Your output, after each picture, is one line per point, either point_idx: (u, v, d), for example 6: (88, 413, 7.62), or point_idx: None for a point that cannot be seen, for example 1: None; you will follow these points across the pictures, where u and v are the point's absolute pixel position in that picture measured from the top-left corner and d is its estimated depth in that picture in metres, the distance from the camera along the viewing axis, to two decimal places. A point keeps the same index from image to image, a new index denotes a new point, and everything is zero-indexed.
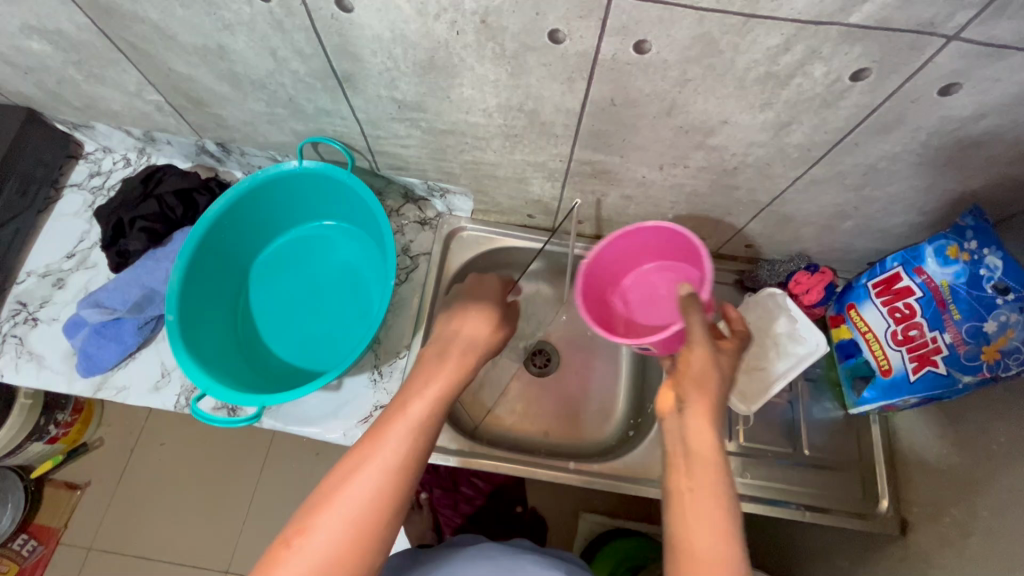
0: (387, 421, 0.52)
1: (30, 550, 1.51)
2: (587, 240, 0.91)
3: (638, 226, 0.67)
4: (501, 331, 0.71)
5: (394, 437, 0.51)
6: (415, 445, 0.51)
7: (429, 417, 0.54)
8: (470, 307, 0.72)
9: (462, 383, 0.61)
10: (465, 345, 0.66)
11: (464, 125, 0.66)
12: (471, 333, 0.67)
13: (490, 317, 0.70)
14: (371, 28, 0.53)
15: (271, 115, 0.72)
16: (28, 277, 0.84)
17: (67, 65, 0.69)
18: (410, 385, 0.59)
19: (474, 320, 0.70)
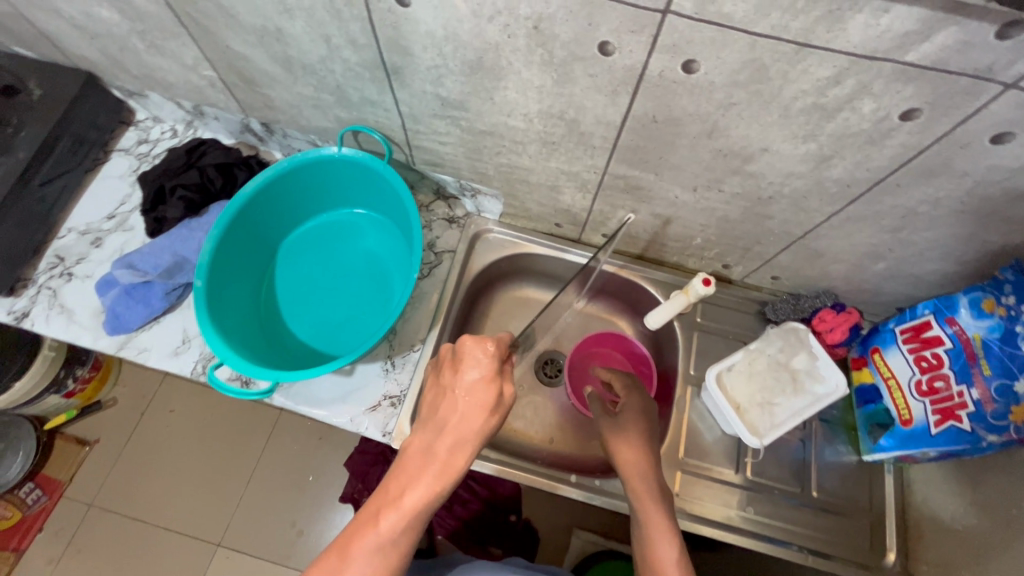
0: (358, 540, 0.56)
1: (35, 499, 1.57)
2: (625, 258, 0.92)
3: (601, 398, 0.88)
4: (503, 410, 0.63)
5: (362, 558, 0.55)
6: (379, 565, 0.55)
7: (402, 529, 0.57)
8: (461, 385, 0.62)
9: (451, 483, 0.59)
10: (453, 441, 0.60)
11: (504, 128, 0.67)
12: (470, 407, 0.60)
13: (482, 404, 0.60)
14: (426, 24, 0.54)
15: (317, 100, 0.74)
16: (69, 233, 0.87)
17: (130, 34, 0.72)
18: (389, 483, 0.59)
19: (467, 402, 0.61)
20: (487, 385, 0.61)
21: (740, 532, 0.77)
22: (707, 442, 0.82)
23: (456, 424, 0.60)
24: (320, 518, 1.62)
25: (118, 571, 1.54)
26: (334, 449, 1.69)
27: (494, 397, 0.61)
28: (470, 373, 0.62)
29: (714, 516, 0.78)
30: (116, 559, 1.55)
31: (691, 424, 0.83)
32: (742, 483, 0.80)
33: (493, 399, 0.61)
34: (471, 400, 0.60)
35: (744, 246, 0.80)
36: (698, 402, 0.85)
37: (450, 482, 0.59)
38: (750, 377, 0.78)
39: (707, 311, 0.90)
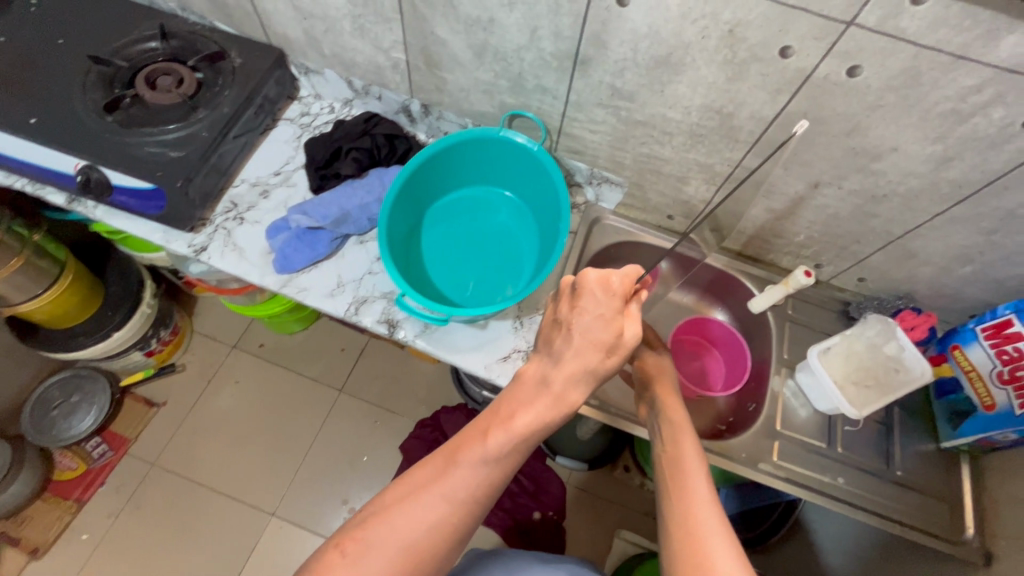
0: (467, 451, 0.58)
1: (100, 453, 1.61)
2: (729, 254, 1.02)
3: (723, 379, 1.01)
4: (623, 355, 0.61)
5: (465, 466, 0.57)
6: (484, 478, 0.57)
7: (509, 450, 0.58)
8: (578, 320, 0.60)
9: (562, 416, 0.60)
10: (570, 375, 0.59)
11: (660, 120, 0.79)
12: (587, 342, 0.59)
13: (599, 342, 0.59)
14: (634, 22, 0.67)
15: (491, 85, 0.87)
16: (241, 184, 0.98)
17: (345, 17, 0.85)
18: (501, 406, 0.61)
19: (581, 337, 0.59)
20: (607, 325, 0.59)
21: (832, 497, 0.85)
22: (800, 418, 0.91)
23: (572, 358, 0.59)
24: (371, 499, 1.65)
25: (173, 532, 1.57)
26: (388, 434, 1.73)
27: (613, 338, 0.59)
28: (589, 314, 0.60)
29: (807, 482, 0.86)
30: (172, 520, 1.58)
31: (783, 403, 0.92)
32: (834, 456, 0.88)
33: (611, 341, 0.60)
34: (588, 338, 0.59)
35: (843, 245, 0.91)
36: (792, 382, 0.94)
37: (560, 415, 0.60)
38: (845, 360, 0.88)
39: (796, 306, 1.00)
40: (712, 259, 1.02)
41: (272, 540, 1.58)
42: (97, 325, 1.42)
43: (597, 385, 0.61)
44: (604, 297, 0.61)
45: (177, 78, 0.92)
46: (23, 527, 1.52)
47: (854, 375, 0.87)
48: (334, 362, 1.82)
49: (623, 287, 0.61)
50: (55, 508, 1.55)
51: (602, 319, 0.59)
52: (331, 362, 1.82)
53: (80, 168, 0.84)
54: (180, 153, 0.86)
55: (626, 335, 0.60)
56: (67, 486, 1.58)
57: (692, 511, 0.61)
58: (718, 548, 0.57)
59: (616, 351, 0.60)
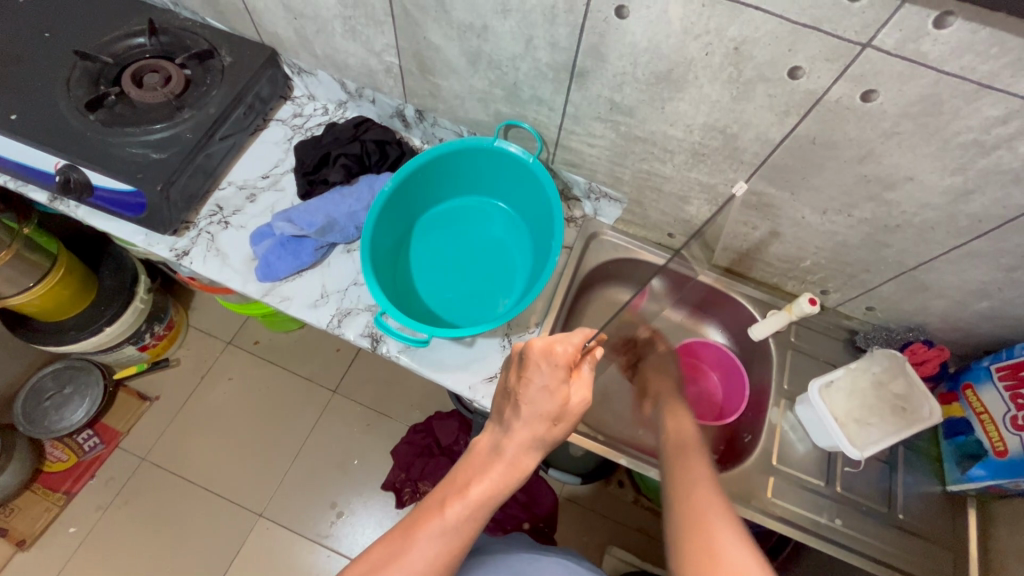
0: (424, 525, 0.62)
1: (91, 446, 1.61)
2: (718, 269, 0.98)
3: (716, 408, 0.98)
4: (571, 420, 0.65)
5: (426, 539, 0.62)
6: (441, 550, 0.61)
7: (465, 519, 0.62)
8: (524, 389, 0.65)
9: (516, 481, 0.64)
10: (521, 443, 0.64)
11: (660, 137, 0.75)
12: (533, 411, 0.63)
13: (546, 413, 0.63)
14: (633, 35, 0.63)
15: (486, 94, 0.83)
16: (228, 186, 0.95)
17: (336, 18, 0.82)
18: (461, 475, 0.66)
19: (529, 408, 0.63)
20: (553, 395, 0.63)
21: (826, 539, 0.80)
22: (797, 453, 0.87)
23: (521, 429, 0.64)
24: (360, 503, 1.63)
25: (161, 528, 1.56)
26: (380, 438, 1.71)
27: (557, 409, 0.63)
28: (534, 385, 0.64)
29: (801, 522, 0.82)
30: (161, 515, 1.58)
31: (782, 435, 0.88)
32: (832, 495, 0.84)
33: (557, 410, 0.63)
34: (535, 409, 0.63)
35: (851, 273, 0.86)
36: (791, 415, 0.90)
37: (515, 480, 0.64)
38: (849, 394, 0.83)
39: (800, 333, 0.96)
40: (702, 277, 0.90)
41: (260, 541, 1.57)
42: (89, 319, 1.41)
43: (548, 449, 0.66)
44: (550, 367, 0.64)
45: (165, 76, 0.90)
46: (12, 518, 1.52)
47: (859, 411, 0.82)
48: (329, 362, 1.80)
49: (567, 355, 0.65)
50: (43, 499, 1.54)
51: (547, 390, 0.63)
52: (326, 362, 1.80)
53: (60, 167, 0.81)
54: (162, 155, 0.84)
55: (571, 404, 0.64)
56: (57, 478, 1.57)
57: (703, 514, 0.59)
58: (733, 543, 0.56)
59: (563, 419, 0.64)
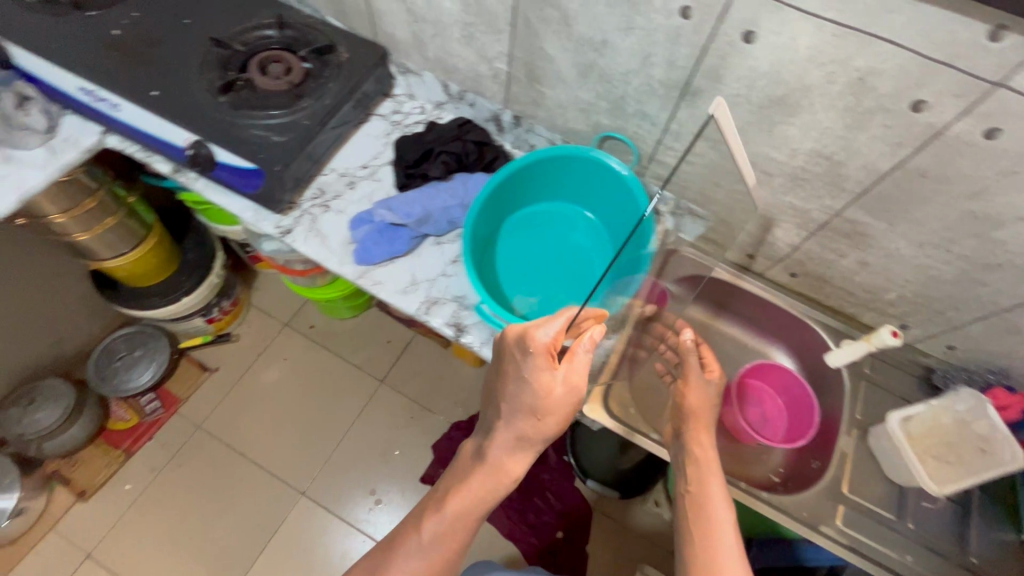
0: (407, 537, 0.72)
1: (152, 410, 1.68)
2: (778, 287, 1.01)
3: (779, 432, 0.98)
4: (556, 412, 0.67)
5: (411, 548, 0.72)
6: (424, 559, 0.71)
7: (444, 529, 0.71)
8: (506, 386, 0.70)
9: (493, 488, 0.72)
10: (499, 448, 0.72)
11: (761, 158, 0.78)
12: (524, 406, 0.68)
13: (527, 407, 0.68)
14: (755, 59, 0.65)
15: (590, 105, 0.87)
16: (331, 172, 1.01)
17: (456, 25, 0.87)
18: (445, 489, 0.75)
19: (510, 403, 0.70)
20: (535, 388, 0.67)
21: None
22: (868, 484, 0.87)
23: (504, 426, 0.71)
24: (398, 493, 1.66)
25: (209, 494, 1.63)
26: (422, 431, 1.74)
27: (538, 401, 0.67)
28: (514, 383, 0.69)
29: (871, 554, 0.81)
30: (208, 482, 1.64)
31: (852, 465, 0.88)
32: (904, 531, 0.83)
33: (539, 401, 0.67)
34: (518, 402, 0.68)
35: (936, 309, 0.86)
36: (863, 446, 0.90)
37: (496, 488, 0.72)
38: (928, 431, 0.83)
39: (875, 365, 0.96)
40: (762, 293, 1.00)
41: (300, 519, 1.62)
42: (171, 288, 1.49)
43: (531, 446, 0.71)
44: (525, 360, 0.68)
45: (286, 67, 0.97)
46: (75, 470, 1.58)
47: (937, 448, 0.82)
48: (378, 352, 1.85)
49: (552, 342, 0.66)
50: (104, 455, 1.61)
51: (527, 383, 0.67)
52: (376, 352, 1.85)
53: (191, 143, 0.88)
54: (282, 138, 0.90)
55: (556, 394, 0.66)
56: (118, 436, 1.64)
57: (710, 506, 0.71)
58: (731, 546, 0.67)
59: (541, 410, 0.67)
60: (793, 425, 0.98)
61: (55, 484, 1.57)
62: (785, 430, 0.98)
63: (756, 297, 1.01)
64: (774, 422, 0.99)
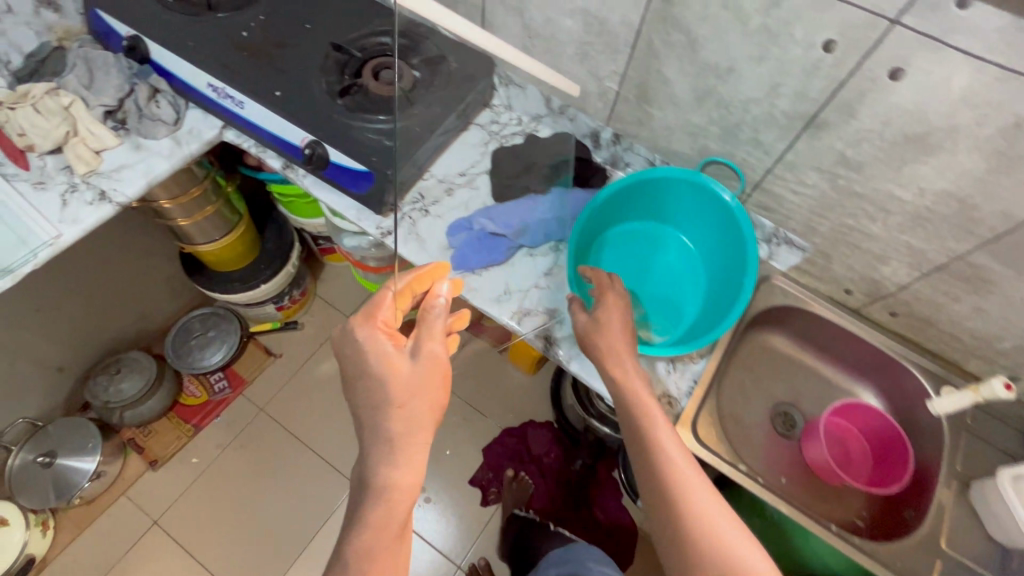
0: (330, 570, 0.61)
1: (220, 388, 1.76)
2: (873, 324, 0.98)
3: (858, 476, 0.95)
4: (405, 389, 0.69)
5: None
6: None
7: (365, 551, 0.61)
8: (365, 382, 0.71)
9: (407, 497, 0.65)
10: (397, 454, 0.66)
11: (882, 196, 0.76)
12: (379, 393, 0.69)
13: (398, 395, 0.68)
14: (899, 97, 0.64)
15: (700, 130, 0.87)
16: (431, 178, 1.03)
17: (572, 43, 0.88)
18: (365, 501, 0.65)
19: (369, 399, 0.70)
20: (384, 366, 0.70)
21: None
22: (967, 540, 0.83)
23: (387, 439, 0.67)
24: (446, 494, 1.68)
25: (268, 475, 1.69)
26: None
27: (393, 379, 0.69)
28: (364, 367, 0.72)
29: None
30: (267, 464, 1.70)
31: (950, 519, 0.84)
32: None
33: (388, 375, 0.70)
34: (404, 393, 0.68)
35: None
36: (964, 500, 0.86)
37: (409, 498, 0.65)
38: None
39: (977, 416, 0.91)
40: (856, 333, 0.97)
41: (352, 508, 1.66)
42: (251, 274, 1.56)
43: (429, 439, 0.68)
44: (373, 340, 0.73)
45: None
46: (149, 438, 1.67)
47: None
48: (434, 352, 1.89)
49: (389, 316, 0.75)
50: (175, 428, 1.70)
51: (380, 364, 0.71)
52: None
53: (307, 142, 0.94)
54: (393, 144, 0.93)
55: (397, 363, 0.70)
56: (189, 410, 1.72)
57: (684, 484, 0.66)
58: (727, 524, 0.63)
59: (399, 395, 0.68)
60: (875, 471, 0.95)
61: (130, 450, 1.66)
62: (864, 475, 0.96)
63: (851, 334, 0.97)
64: (853, 465, 0.97)
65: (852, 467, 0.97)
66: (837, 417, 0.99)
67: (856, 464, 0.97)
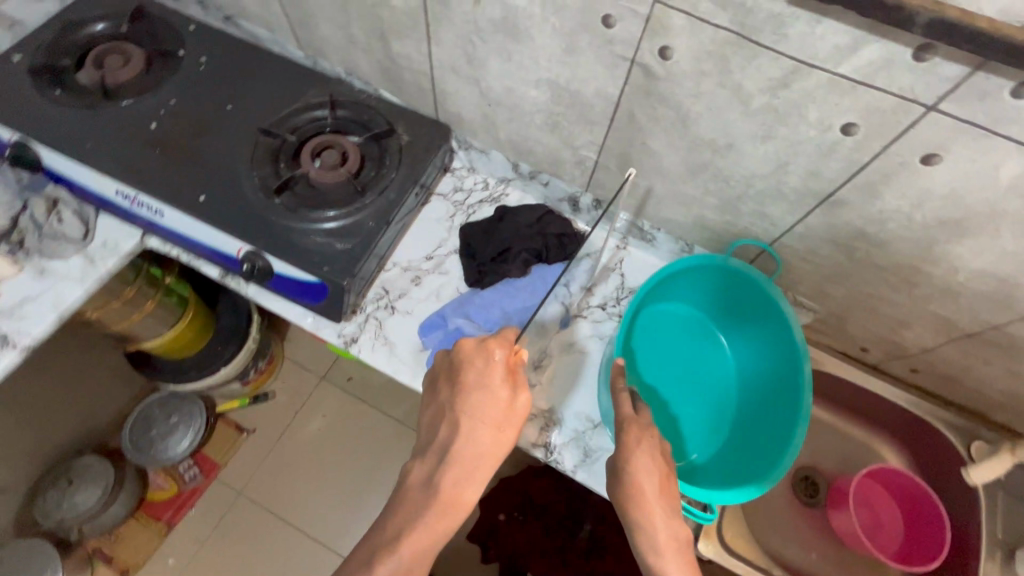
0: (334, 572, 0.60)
1: (191, 476, 1.62)
2: (892, 379, 0.90)
3: (884, 547, 0.89)
4: (517, 430, 0.63)
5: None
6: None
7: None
8: (469, 412, 0.62)
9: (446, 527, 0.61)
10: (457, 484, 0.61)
11: (907, 270, 0.68)
12: (487, 427, 0.62)
13: (496, 433, 0.62)
14: (932, 181, 0.55)
15: (695, 200, 0.77)
16: (393, 267, 0.91)
17: (540, 113, 0.77)
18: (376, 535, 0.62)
19: (471, 427, 0.62)
20: (499, 406, 0.62)
21: None
22: None
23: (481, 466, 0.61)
24: None
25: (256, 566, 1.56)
26: None
27: (506, 423, 0.62)
28: (472, 398, 0.63)
29: None
30: (253, 553, 1.57)
31: None
32: None
33: (502, 422, 0.62)
34: (501, 437, 0.62)
35: None
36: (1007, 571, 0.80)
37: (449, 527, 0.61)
38: None
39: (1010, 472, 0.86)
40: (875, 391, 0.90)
41: None
42: (208, 358, 1.41)
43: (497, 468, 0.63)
44: (484, 374, 0.64)
45: (341, 153, 0.85)
46: (116, 546, 1.53)
47: None
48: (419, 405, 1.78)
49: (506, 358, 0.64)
50: (145, 529, 1.56)
51: (491, 402, 0.62)
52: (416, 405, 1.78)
53: (244, 254, 0.80)
54: (346, 246, 0.80)
55: (515, 403, 0.63)
56: (159, 507, 1.58)
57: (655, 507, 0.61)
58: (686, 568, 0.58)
59: (502, 432, 0.62)
60: (904, 543, 0.89)
61: (97, 560, 1.52)
62: (893, 547, 0.89)
63: (867, 390, 0.91)
64: (881, 534, 0.90)
65: (880, 537, 0.90)
66: (869, 480, 0.92)
67: (884, 533, 0.90)
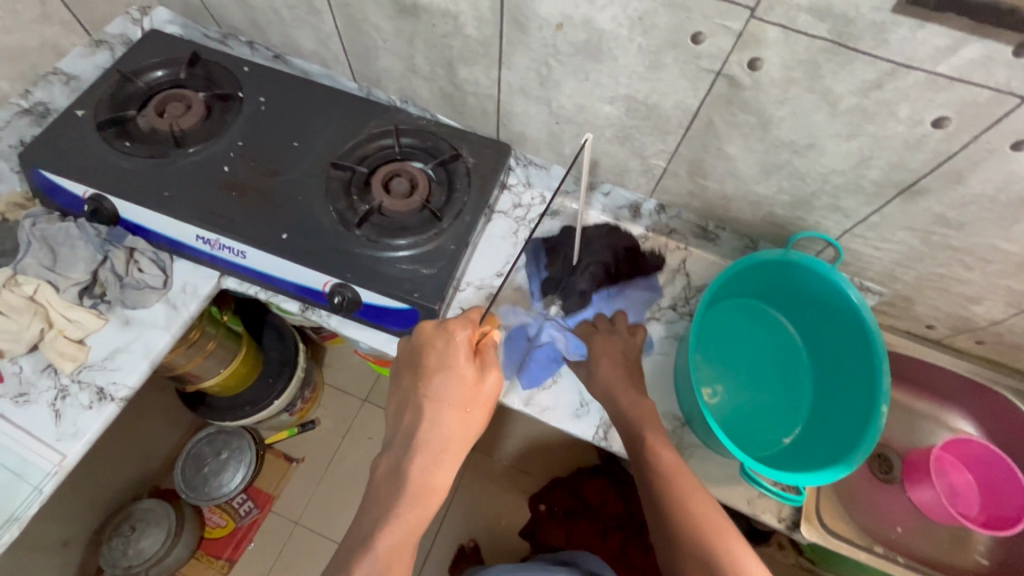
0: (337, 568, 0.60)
1: (247, 510, 1.62)
2: (956, 352, 0.94)
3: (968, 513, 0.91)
4: (483, 406, 0.67)
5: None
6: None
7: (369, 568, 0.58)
8: (433, 388, 0.66)
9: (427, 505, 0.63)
10: (436, 458, 0.64)
11: (984, 249, 0.71)
12: (453, 398, 0.66)
13: (462, 407, 0.65)
14: (1020, 165, 0.58)
15: (767, 199, 0.79)
16: (468, 287, 0.91)
17: (612, 127, 0.79)
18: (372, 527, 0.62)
19: (437, 402, 0.66)
20: (464, 382, 0.66)
21: None
22: None
23: (447, 436, 0.65)
24: None
25: None
26: None
27: (472, 397, 0.66)
28: (437, 376, 0.67)
29: None
30: None
31: None
32: None
33: (470, 399, 0.66)
34: (469, 409, 0.66)
35: None
36: None
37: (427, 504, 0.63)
38: None
39: None
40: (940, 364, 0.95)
41: None
42: (262, 393, 1.41)
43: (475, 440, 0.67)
44: (448, 351, 0.68)
45: (410, 181, 0.87)
46: None
47: None
48: None
49: (468, 337, 0.69)
50: (208, 567, 1.56)
51: (458, 380, 0.66)
52: None
53: (332, 286, 0.82)
54: (431, 270, 0.82)
55: (484, 381, 0.67)
56: (218, 545, 1.58)
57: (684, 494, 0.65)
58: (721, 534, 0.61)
59: (470, 406, 0.66)
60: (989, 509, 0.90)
61: None
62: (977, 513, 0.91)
63: (930, 364, 0.95)
64: (963, 501, 0.92)
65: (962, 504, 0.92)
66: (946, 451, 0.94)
67: (966, 500, 0.92)
